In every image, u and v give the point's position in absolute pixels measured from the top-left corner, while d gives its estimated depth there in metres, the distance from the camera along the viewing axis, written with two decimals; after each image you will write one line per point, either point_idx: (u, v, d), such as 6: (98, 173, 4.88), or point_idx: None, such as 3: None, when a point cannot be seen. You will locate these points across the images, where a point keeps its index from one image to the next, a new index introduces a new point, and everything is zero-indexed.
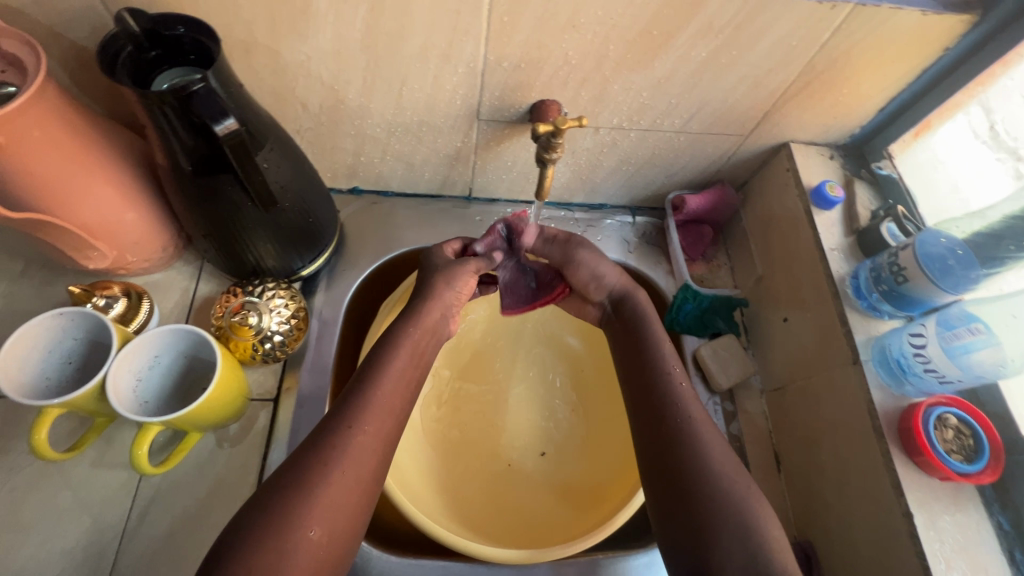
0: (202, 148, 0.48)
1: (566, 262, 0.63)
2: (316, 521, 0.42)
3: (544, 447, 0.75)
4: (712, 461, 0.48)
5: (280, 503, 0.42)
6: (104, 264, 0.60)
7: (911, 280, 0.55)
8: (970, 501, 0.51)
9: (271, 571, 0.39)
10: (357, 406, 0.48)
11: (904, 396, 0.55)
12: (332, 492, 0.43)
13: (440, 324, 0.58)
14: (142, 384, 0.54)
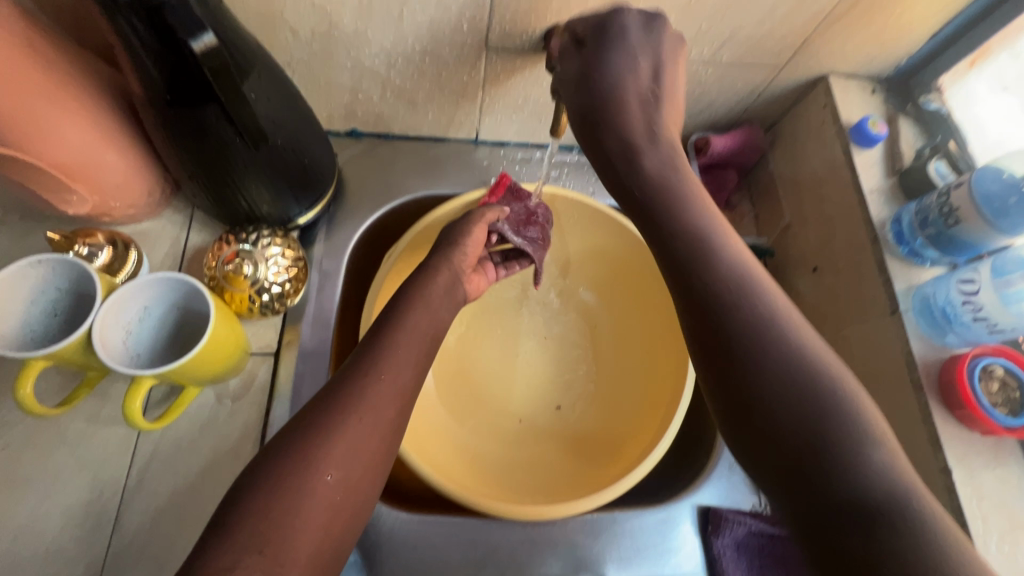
0: (180, 71, 0.43)
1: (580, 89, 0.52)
2: (333, 465, 0.39)
3: (559, 401, 0.73)
4: (788, 367, 0.40)
5: (295, 449, 0.39)
6: (85, 209, 0.55)
7: (963, 222, 0.50)
8: (1011, 456, 0.49)
9: (283, 518, 0.37)
10: (369, 363, 0.44)
11: (946, 346, 0.51)
12: (350, 438, 0.40)
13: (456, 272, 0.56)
14: (133, 337, 0.51)
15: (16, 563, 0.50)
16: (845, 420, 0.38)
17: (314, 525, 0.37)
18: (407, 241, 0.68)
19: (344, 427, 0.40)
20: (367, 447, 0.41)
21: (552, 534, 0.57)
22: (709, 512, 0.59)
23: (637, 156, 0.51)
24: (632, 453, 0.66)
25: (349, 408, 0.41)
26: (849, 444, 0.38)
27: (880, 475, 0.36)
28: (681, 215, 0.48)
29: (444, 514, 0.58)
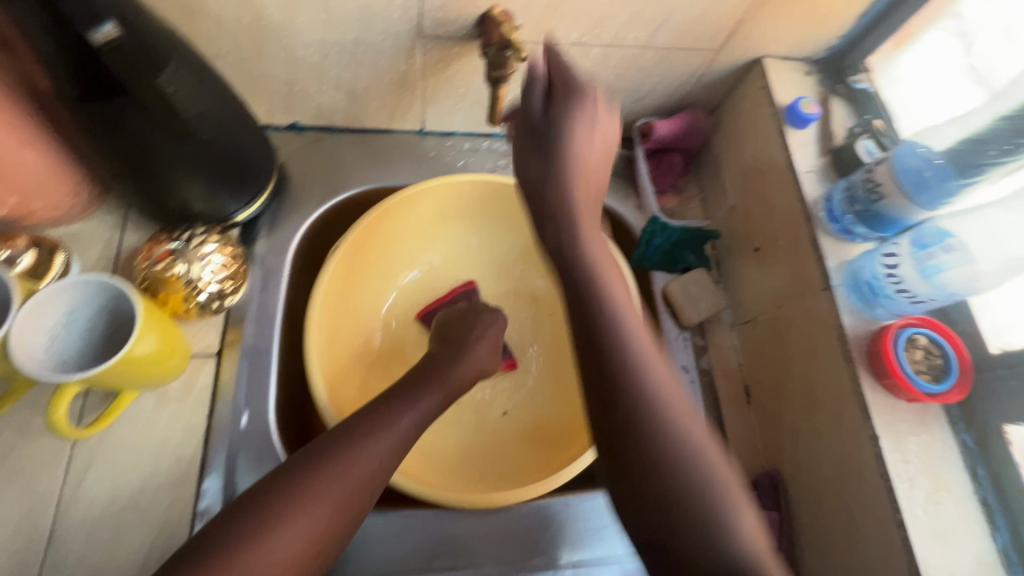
0: (77, 58, 0.42)
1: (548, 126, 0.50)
2: (282, 544, 0.40)
3: (505, 407, 0.72)
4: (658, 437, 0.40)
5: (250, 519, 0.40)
6: (3, 212, 0.53)
7: (886, 196, 0.52)
8: (936, 421, 0.50)
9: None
10: (354, 437, 0.45)
11: (875, 318, 0.53)
12: (306, 522, 0.41)
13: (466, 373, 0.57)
14: (58, 342, 0.49)
15: None
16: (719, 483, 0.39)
17: None
18: (352, 235, 0.66)
19: (306, 503, 0.41)
20: (319, 530, 0.41)
21: (504, 521, 0.58)
22: None
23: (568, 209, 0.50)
24: (583, 442, 0.66)
25: (315, 480, 0.42)
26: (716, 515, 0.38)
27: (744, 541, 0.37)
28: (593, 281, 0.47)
29: (396, 507, 0.58)
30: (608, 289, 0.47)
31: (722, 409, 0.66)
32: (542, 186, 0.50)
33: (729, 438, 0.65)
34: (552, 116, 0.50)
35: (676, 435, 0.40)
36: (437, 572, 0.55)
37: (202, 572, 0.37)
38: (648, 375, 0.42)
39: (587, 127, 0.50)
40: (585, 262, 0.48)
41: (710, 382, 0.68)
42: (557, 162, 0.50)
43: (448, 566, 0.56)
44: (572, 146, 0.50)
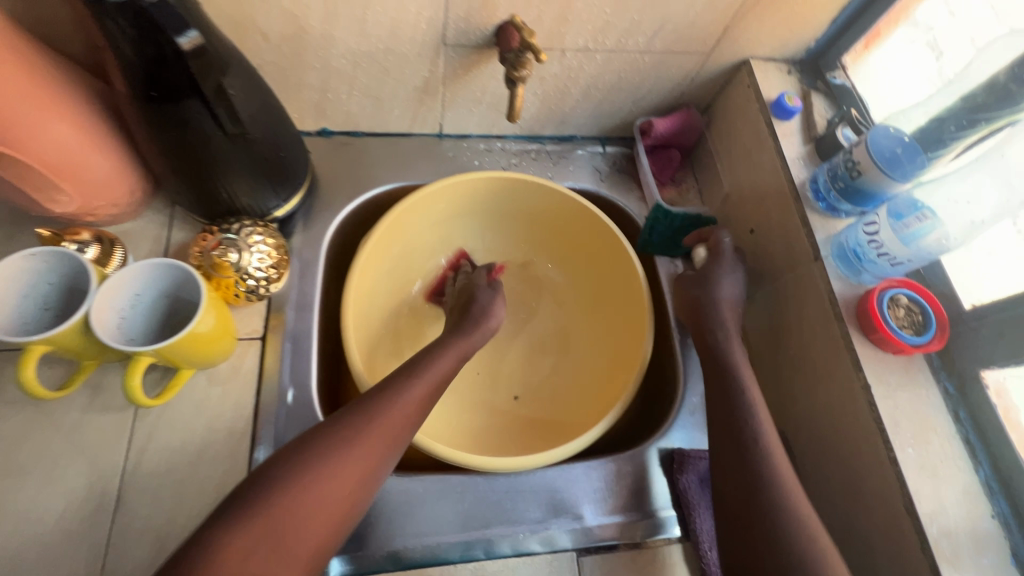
0: (150, 66, 0.47)
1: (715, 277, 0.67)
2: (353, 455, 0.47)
3: (516, 391, 0.79)
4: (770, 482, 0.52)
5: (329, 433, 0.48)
6: (72, 208, 0.58)
7: (864, 173, 0.58)
8: (920, 371, 0.56)
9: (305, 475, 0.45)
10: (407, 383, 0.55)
11: (862, 283, 0.59)
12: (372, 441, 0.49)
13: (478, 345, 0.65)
14: (127, 322, 0.54)
15: (25, 544, 0.52)
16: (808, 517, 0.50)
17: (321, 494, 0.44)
18: (378, 232, 0.72)
19: (372, 425, 0.49)
20: (380, 449, 0.49)
21: (532, 483, 0.62)
22: (673, 454, 0.65)
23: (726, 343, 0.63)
24: (599, 408, 0.73)
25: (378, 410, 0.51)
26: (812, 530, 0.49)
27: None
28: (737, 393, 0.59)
29: (432, 474, 0.62)
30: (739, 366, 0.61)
31: None
32: (712, 307, 0.65)
33: None
34: (706, 269, 0.68)
35: (780, 486, 0.52)
36: (473, 530, 0.60)
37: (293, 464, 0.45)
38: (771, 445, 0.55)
39: (729, 277, 0.67)
40: (738, 372, 0.61)
41: None
42: (710, 303, 0.65)
43: (483, 525, 0.60)
44: (723, 295, 0.66)
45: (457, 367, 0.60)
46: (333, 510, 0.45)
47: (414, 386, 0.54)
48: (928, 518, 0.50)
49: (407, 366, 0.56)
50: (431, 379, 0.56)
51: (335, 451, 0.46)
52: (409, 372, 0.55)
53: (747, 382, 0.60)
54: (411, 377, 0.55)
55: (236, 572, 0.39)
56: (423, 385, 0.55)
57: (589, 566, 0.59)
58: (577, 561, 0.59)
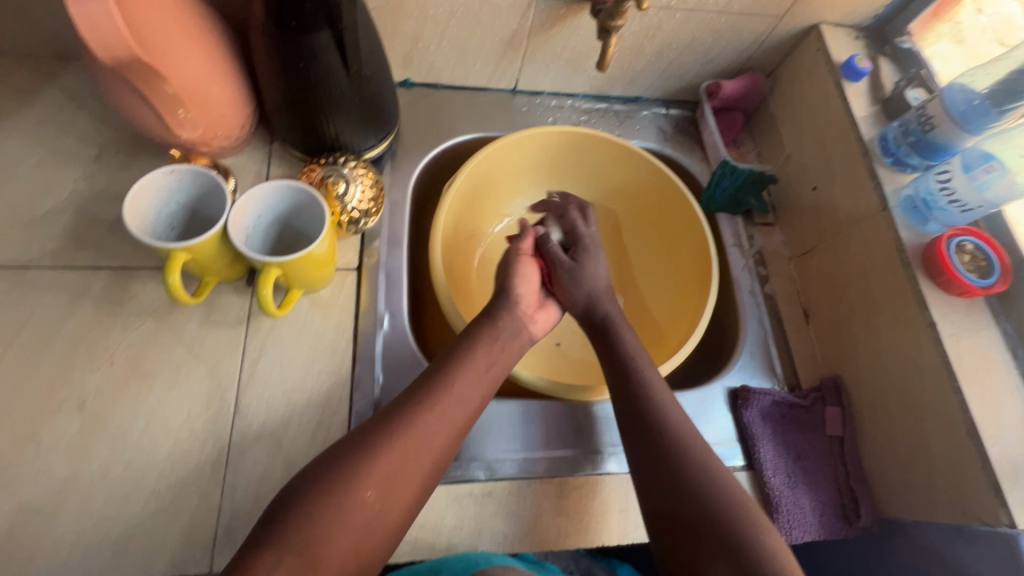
0: None
1: (577, 272, 0.67)
2: (401, 450, 0.50)
3: (558, 339, 0.84)
4: (703, 475, 0.53)
5: (385, 423, 0.51)
6: (194, 135, 0.62)
7: (937, 127, 0.63)
8: (982, 312, 0.60)
9: (358, 462, 0.48)
10: (452, 371, 0.56)
11: (927, 233, 0.64)
12: (414, 440, 0.51)
13: (515, 327, 0.62)
14: (248, 242, 0.58)
15: (154, 439, 0.56)
16: (746, 515, 0.51)
17: (366, 491, 0.47)
18: (462, 181, 0.75)
19: (423, 423, 0.52)
20: (428, 447, 0.51)
21: (607, 412, 0.68)
22: (737, 391, 0.70)
23: (616, 332, 0.65)
24: (665, 352, 0.79)
25: (430, 402, 0.53)
26: (744, 537, 0.50)
27: (772, 556, 0.48)
28: (644, 390, 0.59)
29: (519, 401, 0.68)
30: (621, 341, 0.64)
31: (786, 327, 0.76)
32: (587, 295, 0.67)
33: (793, 351, 0.75)
34: (579, 262, 0.68)
35: (686, 452, 0.55)
36: (556, 450, 0.65)
37: (350, 453, 0.49)
38: (675, 423, 0.57)
39: (593, 260, 0.69)
40: (627, 351, 0.63)
41: (774, 305, 0.78)
42: (590, 288, 0.67)
43: (566, 446, 0.65)
44: (596, 279, 0.68)
45: (496, 347, 0.60)
46: (366, 529, 0.46)
47: (440, 406, 0.53)
48: (990, 440, 0.55)
49: (435, 375, 0.55)
50: (470, 383, 0.56)
51: (363, 472, 0.47)
52: (434, 383, 0.55)
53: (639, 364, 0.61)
54: (438, 391, 0.54)
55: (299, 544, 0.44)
56: (451, 402, 0.54)
57: None
58: None
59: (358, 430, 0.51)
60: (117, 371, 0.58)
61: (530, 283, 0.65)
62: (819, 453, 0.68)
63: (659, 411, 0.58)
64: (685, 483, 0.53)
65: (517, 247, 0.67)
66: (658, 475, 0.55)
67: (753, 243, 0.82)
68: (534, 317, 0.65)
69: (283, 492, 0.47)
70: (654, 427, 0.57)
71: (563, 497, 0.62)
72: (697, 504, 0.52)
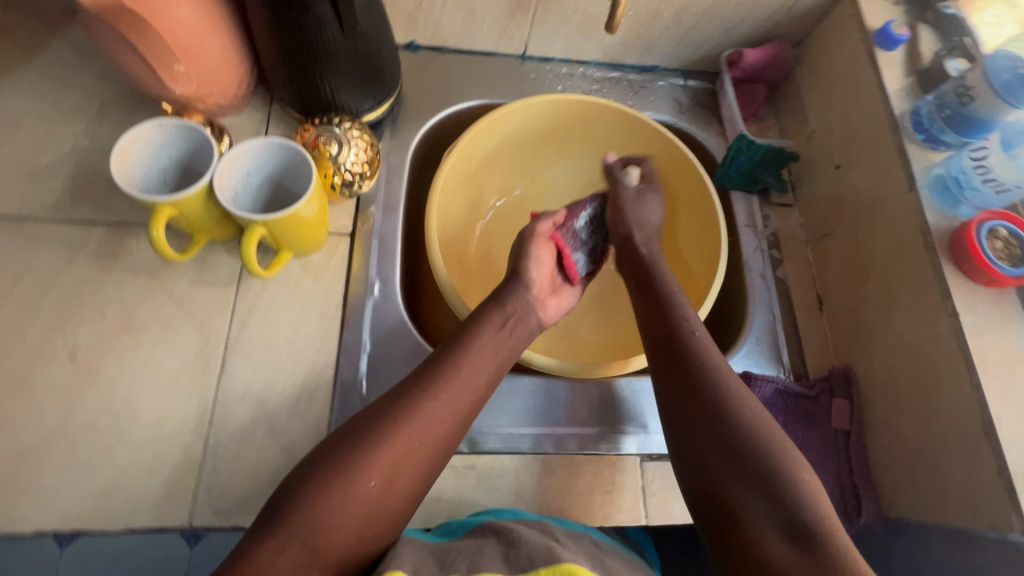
0: None
1: (634, 203, 0.68)
2: (405, 435, 0.49)
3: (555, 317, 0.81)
4: (739, 409, 0.50)
5: (388, 408, 0.50)
6: (189, 89, 0.61)
7: (977, 99, 0.58)
8: (1012, 304, 0.56)
9: (361, 449, 0.47)
10: (455, 356, 0.55)
11: (958, 216, 0.58)
12: (417, 426, 0.50)
13: (523, 311, 0.62)
14: (237, 200, 0.57)
15: (141, 393, 0.57)
16: (781, 451, 0.48)
17: (371, 479, 0.47)
18: (463, 149, 0.73)
19: (425, 408, 0.51)
20: (432, 431, 0.50)
21: (599, 391, 0.66)
22: (738, 377, 0.67)
23: (656, 269, 0.63)
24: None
25: (433, 387, 0.52)
26: (782, 470, 0.47)
27: (808, 494, 0.46)
28: (679, 325, 0.57)
29: (510, 375, 0.66)
30: (664, 280, 0.61)
31: (797, 313, 0.72)
32: (636, 227, 0.67)
33: (803, 339, 0.71)
34: (639, 195, 0.69)
35: (724, 388, 0.52)
36: (544, 427, 0.63)
37: (354, 440, 0.48)
38: (717, 359, 0.54)
39: (640, 203, 0.69)
40: (669, 291, 0.60)
41: (785, 290, 0.74)
42: (639, 218, 0.68)
43: (555, 423, 0.63)
44: (647, 215, 0.68)
45: (501, 333, 0.59)
46: (370, 515, 0.46)
47: (443, 391, 0.52)
48: (1007, 441, 0.50)
49: (441, 362, 0.54)
50: (475, 367, 0.55)
51: (366, 458, 0.47)
52: (440, 370, 0.53)
53: (680, 305, 0.59)
54: (439, 376, 0.53)
55: (306, 525, 0.43)
56: (453, 387, 0.53)
57: (651, 471, 0.62)
58: (639, 465, 0.62)
59: (360, 416, 0.51)
60: (109, 325, 0.59)
61: (543, 268, 0.65)
62: (822, 445, 0.64)
63: (694, 345, 0.55)
64: (719, 416, 0.50)
65: (534, 228, 0.66)
66: (692, 415, 0.51)
67: (768, 225, 0.77)
68: (545, 303, 0.64)
69: (286, 481, 0.47)
70: (688, 361, 0.54)
71: (547, 474, 0.61)
72: (730, 437, 0.49)
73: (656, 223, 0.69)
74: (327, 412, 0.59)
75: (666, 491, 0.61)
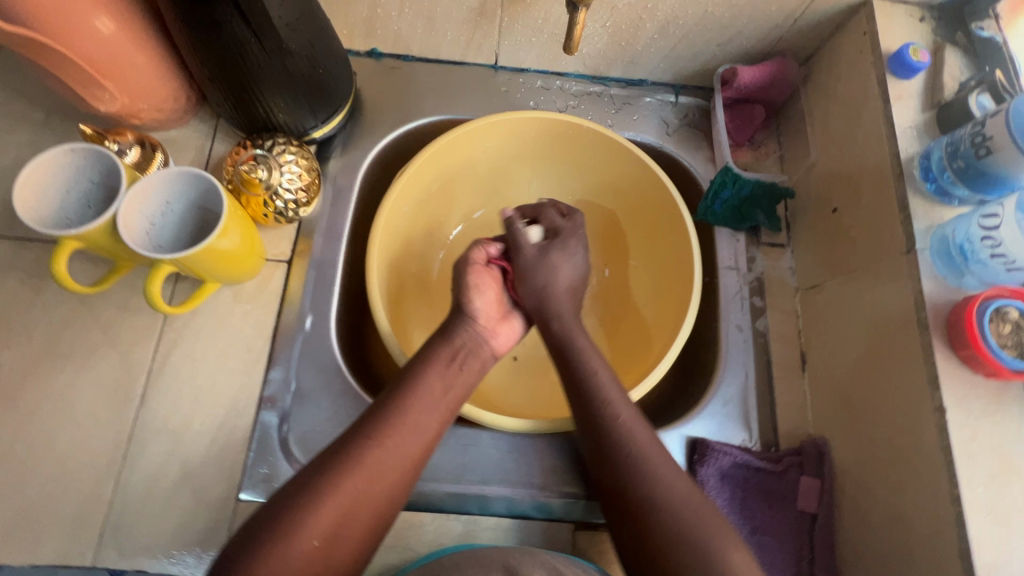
0: None
1: (537, 266, 0.57)
2: (347, 492, 0.43)
3: (515, 352, 0.73)
4: (681, 507, 0.45)
5: (330, 460, 0.44)
6: (115, 108, 0.59)
7: (995, 152, 0.48)
8: (1013, 401, 0.47)
9: (300, 508, 0.42)
10: (405, 398, 0.48)
11: (962, 288, 0.49)
12: (364, 477, 0.44)
13: (473, 342, 0.54)
14: (156, 230, 0.54)
15: (58, 423, 0.56)
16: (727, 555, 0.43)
17: (310, 540, 0.41)
18: (409, 175, 0.66)
19: (372, 457, 0.45)
20: (380, 483, 0.44)
21: (537, 448, 0.60)
22: (695, 442, 0.61)
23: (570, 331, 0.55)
24: (635, 374, 0.69)
25: (379, 433, 0.46)
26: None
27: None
28: (602, 409, 0.50)
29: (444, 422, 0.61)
30: (586, 367, 0.52)
31: (775, 372, 0.65)
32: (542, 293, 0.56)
33: (777, 402, 0.63)
34: (544, 253, 0.57)
35: (659, 480, 0.46)
36: (471, 485, 0.58)
37: (290, 498, 0.42)
38: (644, 448, 0.48)
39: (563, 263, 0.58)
40: (590, 372, 0.52)
41: (765, 344, 0.66)
42: (547, 283, 0.56)
43: (485, 482, 0.58)
44: (554, 272, 0.57)
45: (452, 373, 0.51)
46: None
47: (392, 437, 0.46)
48: (984, 570, 0.42)
49: (386, 404, 0.48)
50: (429, 407, 0.49)
51: (307, 515, 0.41)
52: (386, 412, 0.47)
53: (599, 385, 0.51)
54: (386, 421, 0.47)
55: None
56: (403, 431, 0.47)
57: (585, 541, 0.57)
58: (572, 534, 0.57)
59: (302, 469, 0.44)
60: (33, 349, 0.58)
61: (486, 296, 0.55)
62: (783, 527, 0.57)
63: (621, 433, 0.49)
64: (655, 520, 0.44)
65: (468, 256, 0.57)
66: (611, 492, 0.48)
67: (754, 267, 0.69)
68: (495, 331, 0.56)
69: (231, 539, 0.42)
70: (618, 459, 0.48)
71: (469, 537, 0.56)
72: (672, 539, 0.44)
73: (571, 283, 0.58)
74: (243, 454, 0.57)
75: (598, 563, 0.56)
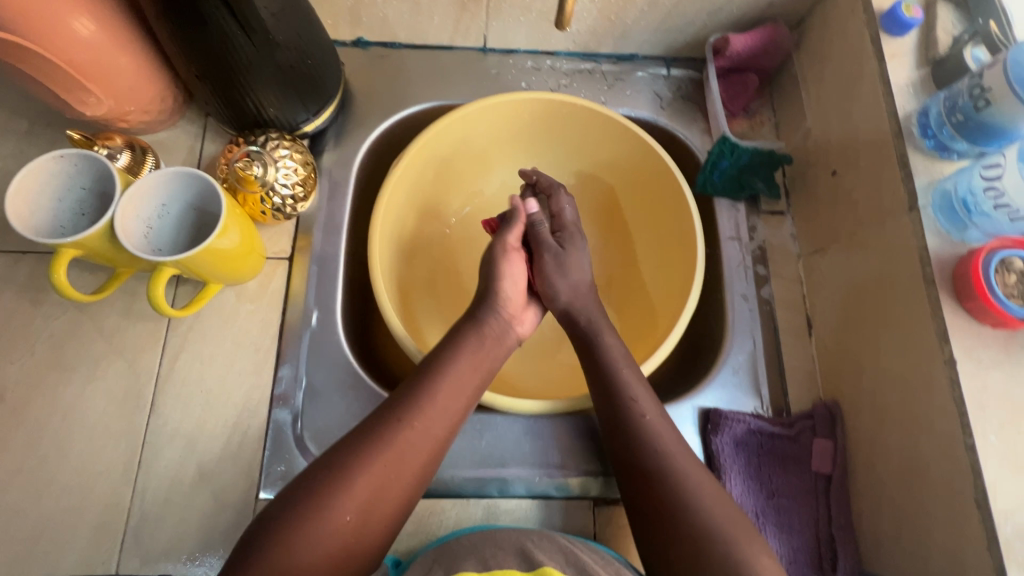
0: None
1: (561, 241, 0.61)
2: (380, 468, 0.44)
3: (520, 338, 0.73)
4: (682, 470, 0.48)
5: (361, 438, 0.45)
6: (102, 112, 0.57)
7: (994, 103, 0.48)
8: (1021, 349, 0.47)
9: (332, 483, 0.42)
10: (433, 378, 0.49)
11: (965, 242, 0.50)
12: (394, 454, 0.44)
13: (502, 329, 0.55)
14: (154, 233, 0.53)
15: (70, 434, 0.56)
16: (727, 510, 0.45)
17: (343, 514, 0.42)
18: (401, 167, 0.65)
19: (402, 433, 0.45)
20: (410, 461, 0.45)
21: (553, 429, 0.60)
22: (708, 414, 0.61)
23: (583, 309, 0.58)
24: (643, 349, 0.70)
25: (408, 411, 0.46)
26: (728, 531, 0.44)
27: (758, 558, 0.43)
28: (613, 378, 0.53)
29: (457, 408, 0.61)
30: (604, 347, 0.55)
31: (782, 338, 0.65)
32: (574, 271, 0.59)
33: (786, 368, 0.64)
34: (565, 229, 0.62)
35: (665, 446, 0.49)
36: (488, 469, 0.58)
37: (321, 476, 0.43)
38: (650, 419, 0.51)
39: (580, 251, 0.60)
40: (607, 354, 0.55)
41: (770, 312, 0.66)
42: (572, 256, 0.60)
43: (502, 465, 0.59)
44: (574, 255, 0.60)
45: (480, 356, 0.52)
46: (342, 551, 0.41)
47: (422, 415, 0.47)
48: (1002, 515, 0.43)
49: (416, 383, 0.49)
50: (456, 386, 0.49)
51: (338, 490, 0.42)
52: (414, 394, 0.48)
53: (615, 361, 0.54)
54: (417, 400, 0.47)
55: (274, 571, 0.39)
56: (432, 410, 0.47)
57: (605, 516, 0.57)
58: (592, 509, 0.58)
59: (334, 446, 0.45)
60: (37, 363, 0.57)
61: (516, 284, 0.57)
62: (800, 490, 0.58)
63: (631, 401, 0.52)
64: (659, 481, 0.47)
65: (504, 239, 0.58)
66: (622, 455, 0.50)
67: (755, 236, 0.69)
68: (520, 318, 0.57)
69: (266, 508, 0.42)
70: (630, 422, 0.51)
71: (490, 520, 0.57)
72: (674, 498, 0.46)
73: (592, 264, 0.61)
74: (259, 453, 0.56)
75: (620, 537, 0.57)
